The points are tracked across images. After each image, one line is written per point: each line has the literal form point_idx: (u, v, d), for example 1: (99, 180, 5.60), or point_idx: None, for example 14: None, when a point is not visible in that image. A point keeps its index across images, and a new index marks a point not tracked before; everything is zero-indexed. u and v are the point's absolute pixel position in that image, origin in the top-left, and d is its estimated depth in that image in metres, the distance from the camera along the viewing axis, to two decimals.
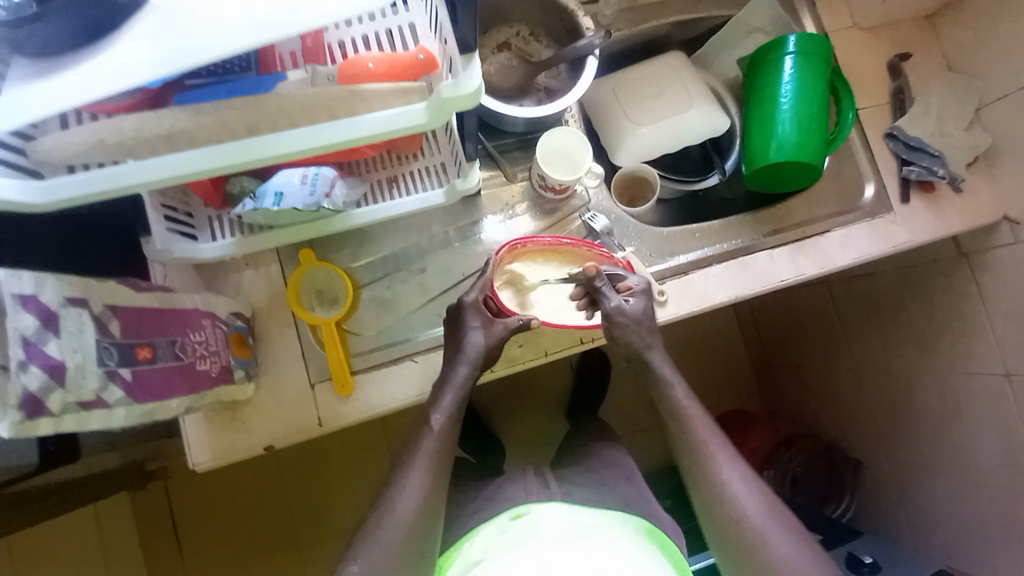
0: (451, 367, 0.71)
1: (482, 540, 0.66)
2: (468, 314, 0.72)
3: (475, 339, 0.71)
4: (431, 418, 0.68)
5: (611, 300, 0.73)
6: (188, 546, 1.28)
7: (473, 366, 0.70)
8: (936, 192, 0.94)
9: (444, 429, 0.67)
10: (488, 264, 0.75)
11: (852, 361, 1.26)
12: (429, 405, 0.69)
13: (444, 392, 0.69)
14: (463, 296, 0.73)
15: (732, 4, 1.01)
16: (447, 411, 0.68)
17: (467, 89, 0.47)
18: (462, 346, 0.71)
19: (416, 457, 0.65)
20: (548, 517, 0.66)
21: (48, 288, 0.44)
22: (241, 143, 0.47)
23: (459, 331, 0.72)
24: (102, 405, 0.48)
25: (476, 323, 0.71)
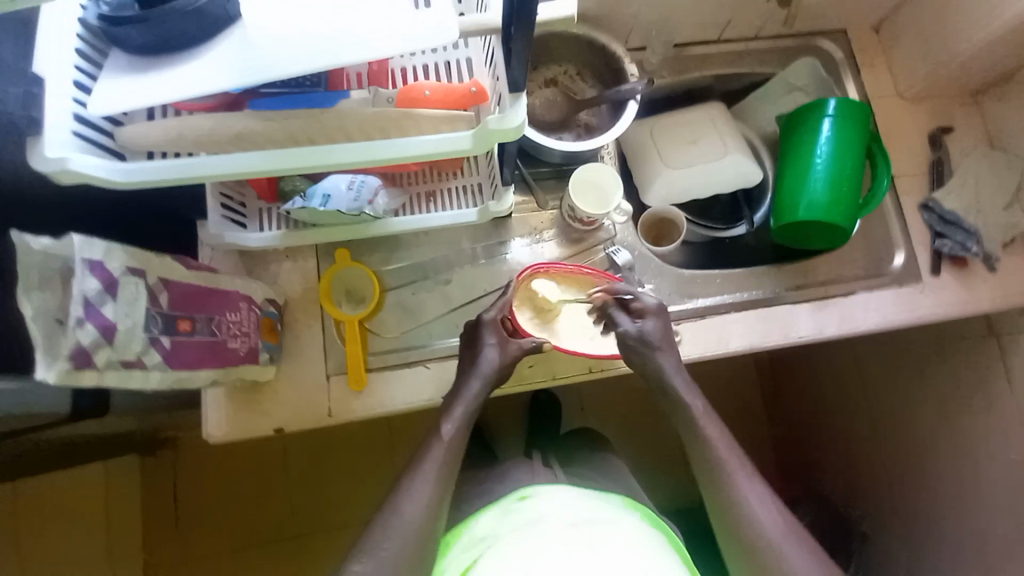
0: (462, 380, 0.73)
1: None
2: (486, 330, 0.75)
3: (489, 356, 0.73)
4: (441, 427, 0.69)
5: (622, 323, 0.76)
6: (185, 519, 1.33)
7: (485, 382, 0.72)
8: (968, 268, 0.93)
9: (452, 441, 0.68)
10: (510, 286, 0.79)
11: (869, 428, 1.22)
12: (440, 416, 0.71)
13: (455, 403, 0.71)
14: (482, 314, 0.76)
15: (776, 63, 1.04)
16: (458, 422, 0.70)
17: (511, 123, 0.51)
18: (477, 360, 0.73)
19: (425, 464, 0.66)
20: (546, 499, 0.69)
21: (114, 257, 0.49)
22: (302, 150, 0.52)
23: (475, 345, 0.74)
24: (141, 366, 0.52)
25: (492, 340, 0.74)
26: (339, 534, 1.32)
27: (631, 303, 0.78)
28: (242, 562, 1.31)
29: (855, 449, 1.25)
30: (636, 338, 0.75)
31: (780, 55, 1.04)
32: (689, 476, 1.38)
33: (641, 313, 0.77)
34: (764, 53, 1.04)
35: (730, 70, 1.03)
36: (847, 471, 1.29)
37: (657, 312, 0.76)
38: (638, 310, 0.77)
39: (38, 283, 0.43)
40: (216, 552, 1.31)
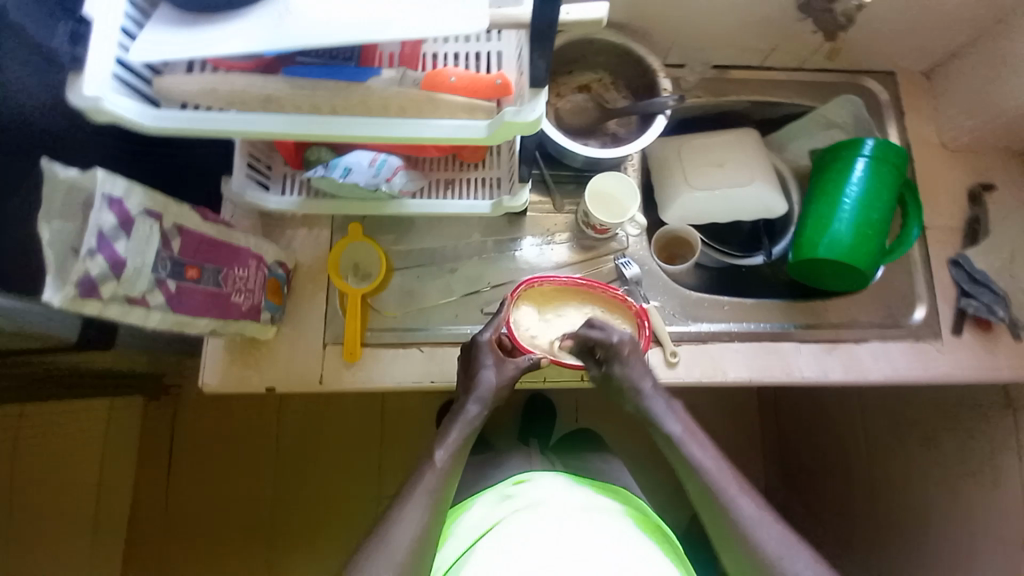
0: (461, 402, 0.72)
1: (484, 504, 0.70)
2: (483, 352, 0.73)
3: (488, 378, 0.72)
4: (434, 453, 0.67)
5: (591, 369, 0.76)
6: (174, 466, 1.36)
7: (484, 406, 0.70)
8: (992, 332, 0.89)
9: (445, 467, 0.66)
10: (503, 304, 0.78)
11: (868, 484, 1.17)
12: (435, 441, 0.68)
13: (451, 426, 0.69)
14: (478, 334, 0.75)
15: (817, 97, 1.02)
16: (451, 449, 0.67)
17: (526, 117, 0.52)
18: (475, 382, 0.72)
19: (416, 490, 0.64)
20: (543, 485, 0.70)
21: (133, 197, 0.52)
22: (322, 120, 0.54)
23: (474, 366, 0.73)
24: (144, 304, 0.55)
25: (490, 361, 0.73)
26: (321, 503, 1.35)
27: (597, 348, 0.75)
28: (223, 517, 1.34)
29: (853, 501, 1.21)
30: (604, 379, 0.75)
31: (822, 90, 1.02)
32: (674, 502, 1.35)
33: (607, 355, 0.74)
34: (807, 85, 1.02)
35: (768, 98, 1.01)
36: (839, 525, 1.24)
37: (626, 355, 0.73)
38: (604, 356, 0.74)
39: (61, 209, 0.47)
40: (201, 502, 1.35)
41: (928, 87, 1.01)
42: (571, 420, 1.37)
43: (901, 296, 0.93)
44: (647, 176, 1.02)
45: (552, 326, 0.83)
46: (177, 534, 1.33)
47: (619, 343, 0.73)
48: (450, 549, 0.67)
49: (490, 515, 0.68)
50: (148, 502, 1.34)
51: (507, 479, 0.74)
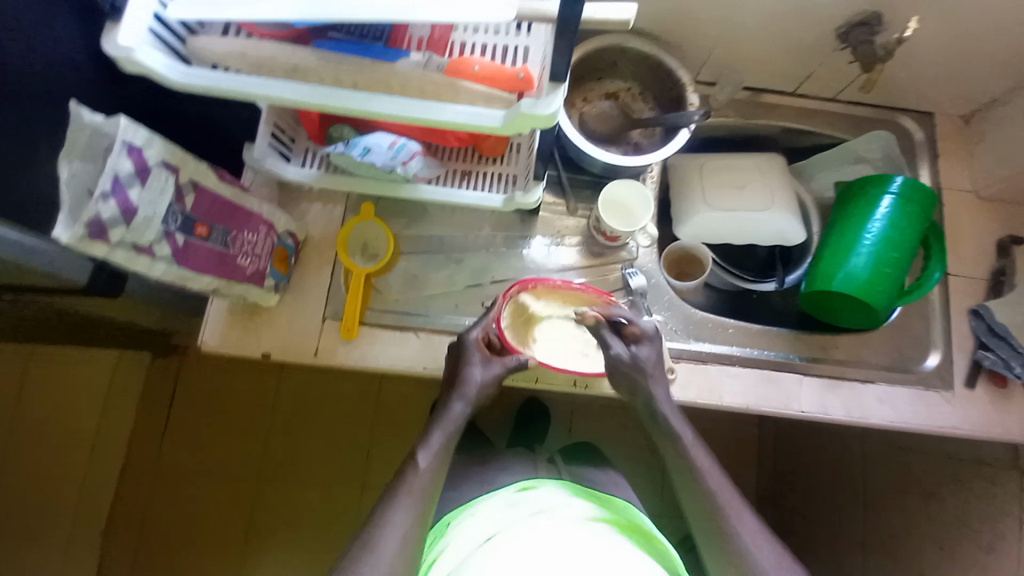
0: (445, 401, 0.73)
1: (488, 505, 0.70)
2: (471, 350, 0.74)
3: (474, 376, 0.73)
4: (418, 456, 0.69)
5: (615, 347, 0.74)
6: (171, 424, 1.38)
7: (467, 404, 0.73)
8: (1005, 389, 0.86)
9: (429, 470, 0.68)
10: (493, 304, 0.78)
11: (862, 536, 1.12)
12: (418, 446, 0.70)
13: (434, 428, 0.71)
14: (466, 333, 0.76)
15: (848, 130, 1.00)
16: (433, 451, 0.69)
17: (542, 111, 0.52)
18: (461, 380, 0.73)
19: (402, 495, 0.65)
20: (551, 496, 0.71)
21: (153, 147, 0.53)
22: (340, 92, 0.54)
23: (460, 367, 0.74)
24: (149, 254, 0.56)
25: (477, 360, 0.74)
26: (306, 479, 1.35)
27: (625, 329, 0.77)
28: (209, 480, 1.35)
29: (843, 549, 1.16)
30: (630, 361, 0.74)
31: (854, 123, 1.00)
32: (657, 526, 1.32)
33: (636, 338, 0.76)
34: (839, 117, 1.00)
35: (798, 126, 1.00)
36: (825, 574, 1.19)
37: (650, 337, 0.76)
38: (630, 336, 0.76)
39: (83, 152, 0.49)
40: (188, 466, 1.36)
41: (965, 133, 0.99)
42: (563, 428, 1.35)
43: (913, 341, 0.90)
44: (665, 190, 1.01)
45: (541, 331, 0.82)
46: (163, 496, 1.35)
47: (647, 326, 0.77)
48: (452, 545, 0.66)
49: (496, 518, 0.67)
50: (137, 462, 1.35)
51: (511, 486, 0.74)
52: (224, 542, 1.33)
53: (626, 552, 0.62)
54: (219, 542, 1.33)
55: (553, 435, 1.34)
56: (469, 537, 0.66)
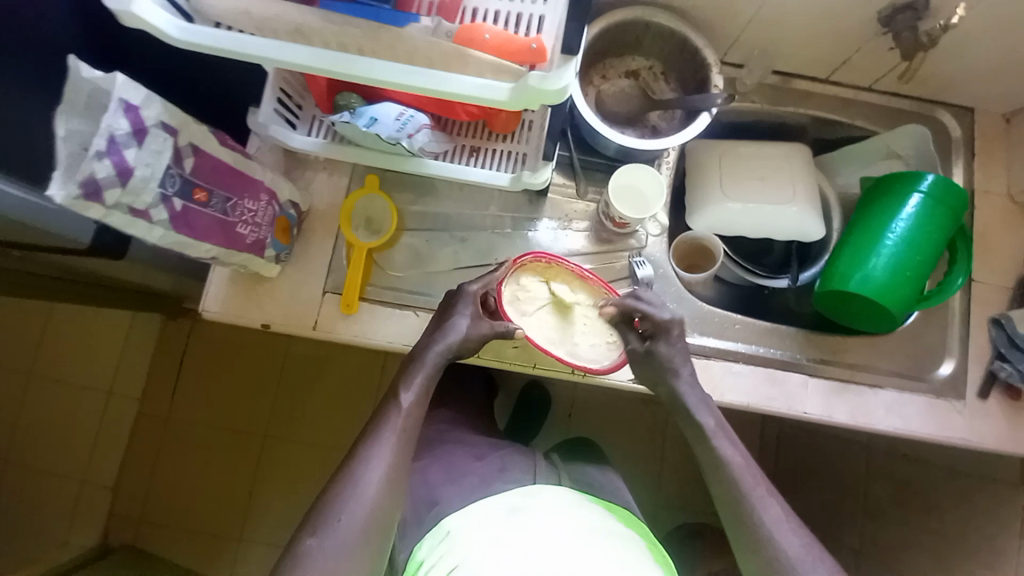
0: (427, 343, 0.72)
1: (489, 509, 0.69)
2: (464, 302, 0.74)
3: (460, 326, 0.72)
4: (401, 395, 0.69)
5: (631, 342, 0.77)
6: (180, 385, 1.40)
7: (445, 350, 0.71)
8: (1020, 402, 0.83)
9: (410, 410, 0.68)
10: (503, 264, 0.78)
11: (857, 542, 1.11)
12: (400, 383, 0.70)
13: (415, 369, 0.71)
14: (465, 285, 0.76)
15: (881, 123, 0.94)
16: (414, 392, 0.69)
17: (553, 85, 0.49)
18: (447, 328, 0.72)
19: (384, 431, 0.66)
20: (553, 502, 0.70)
21: (151, 108, 0.52)
22: (344, 57, 0.52)
23: (448, 313, 0.74)
24: (147, 218, 0.55)
25: (468, 312, 0.73)
26: (308, 447, 1.38)
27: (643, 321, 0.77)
28: (215, 441, 1.38)
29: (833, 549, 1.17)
30: (644, 357, 0.76)
31: (888, 116, 0.95)
32: (649, 515, 1.32)
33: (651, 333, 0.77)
34: (872, 108, 0.95)
35: (827, 116, 0.95)
36: None
37: (674, 335, 0.75)
38: (650, 329, 0.77)
39: (83, 109, 0.49)
40: (195, 424, 1.39)
41: (1005, 132, 0.93)
42: (561, 413, 1.35)
43: (926, 348, 0.87)
44: (681, 177, 0.97)
45: (542, 316, 0.79)
46: (170, 449, 1.38)
47: (669, 321, 0.76)
48: (451, 547, 0.65)
49: (498, 522, 0.66)
50: (148, 415, 1.39)
51: (511, 491, 0.73)
52: (226, 497, 1.36)
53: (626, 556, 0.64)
54: (221, 497, 1.36)
55: (551, 419, 1.35)
56: (470, 540, 0.65)
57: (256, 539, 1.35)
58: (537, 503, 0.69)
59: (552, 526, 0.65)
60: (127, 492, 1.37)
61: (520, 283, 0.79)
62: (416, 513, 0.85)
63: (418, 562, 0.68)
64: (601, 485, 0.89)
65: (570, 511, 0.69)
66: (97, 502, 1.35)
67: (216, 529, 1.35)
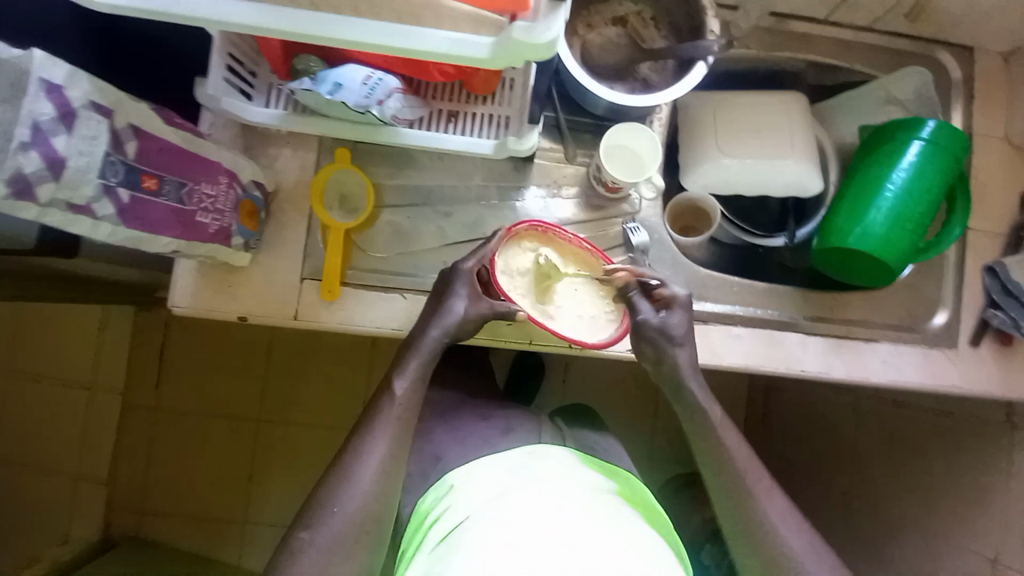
0: (421, 330, 0.69)
1: (493, 465, 0.68)
2: (460, 280, 0.70)
3: (457, 308, 0.69)
4: (394, 383, 0.66)
5: (643, 312, 0.71)
6: (163, 377, 1.35)
7: (444, 333, 0.68)
8: (1010, 347, 0.84)
9: (405, 398, 0.66)
10: (496, 234, 0.72)
11: (846, 487, 1.16)
12: (394, 371, 0.67)
13: (410, 355, 0.68)
14: (460, 262, 0.71)
15: (880, 66, 0.90)
16: (409, 380, 0.66)
17: (540, 37, 0.43)
18: (444, 309, 0.69)
19: (379, 422, 0.64)
20: (555, 464, 0.68)
21: (78, 86, 0.46)
22: (296, 13, 0.45)
23: (445, 293, 0.70)
24: (90, 214, 0.49)
25: (464, 292, 0.69)
26: (303, 430, 1.36)
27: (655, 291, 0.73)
28: (207, 431, 1.35)
29: (821, 491, 1.22)
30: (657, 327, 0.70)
31: (887, 58, 0.90)
32: (646, 472, 1.35)
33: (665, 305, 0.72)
34: (872, 50, 0.89)
35: (826, 61, 0.89)
36: (805, 518, 1.24)
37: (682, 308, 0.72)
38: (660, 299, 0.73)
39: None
40: (185, 413, 1.35)
41: (1008, 71, 0.89)
42: (556, 380, 1.35)
43: (921, 299, 0.87)
44: (673, 133, 0.92)
45: (534, 285, 0.75)
46: (162, 440, 1.34)
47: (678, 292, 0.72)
48: (453, 505, 0.65)
49: (498, 480, 0.65)
50: (134, 408, 1.34)
51: (518, 449, 0.71)
52: (226, 482, 1.35)
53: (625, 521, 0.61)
54: (221, 483, 1.35)
55: (546, 386, 1.34)
56: (470, 499, 0.64)
57: (261, 521, 1.35)
58: (541, 466, 0.67)
59: (551, 487, 0.62)
60: (123, 486, 1.34)
61: (512, 254, 0.75)
62: (421, 468, 0.84)
63: (426, 512, 0.69)
64: (603, 451, 0.89)
65: (573, 475, 0.67)
66: (93, 497, 1.33)
67: (220, 513, 1.35)
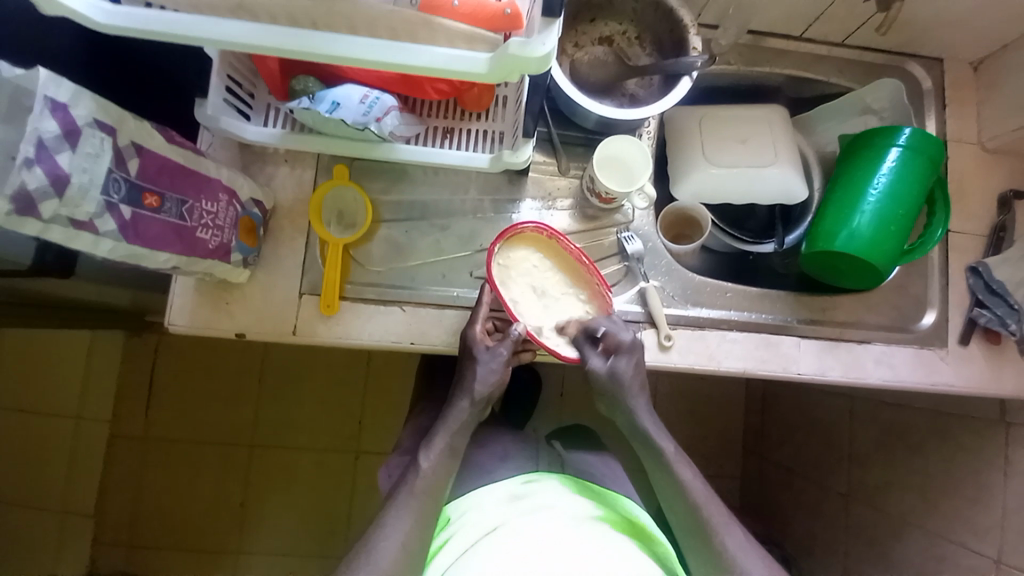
0: (450, 403, 0.72)
1: (489, 494, 0.69)
2: (478, 349, 0.71)
3: (483, 376, 0.70)
4: (420, 457, 0.68)
5: (592, 361, 0.72)
6: (154, 402, 1.32)
7: (472, 403, 0.70)
8: (999, 345, 0.86)
9: (432, 471, 0.66)
10: (506, 229, 0.74)
11: (845, 488, 1.16)
12: (420, 446, 0.69)
13: (438, 432, 0.69)
14: (468, 330, 0.73)
15: (855, 78, 0.94)
16: (436, 452, 0.68)
17: (535, 51, 0.45)
18: (469, 381, 0.71)
19: (403, 496, 0.65)
20: (553, 491, 0.68)
21: (82, 105, 0.47)
22: (298, 32, 0.47)
23: (467, 365, 0.71)
24: (91, 230, 0.49)
25: (491, 361, 0.71)
26: (297, 452, 1.33)
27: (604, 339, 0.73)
28: (198, 456, 1.31)
29: (824, 496, 1.21)
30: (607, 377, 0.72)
31: (861, 70, 0.94)
32: (648, 484, 1.34)
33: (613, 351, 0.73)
34: (847, 64, 0.94)
35: (804, 74, 0.93)
36: (809, 527, 1.24)
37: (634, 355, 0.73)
38: (612, 347, 0.72)
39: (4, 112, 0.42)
40: (177, 441, 1.31)
41: (976, 81, 0.94)
42: (555, 393, 1.34)
43: (910, 300, 0.89)
44: (662, 145, 0.95)
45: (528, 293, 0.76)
46: (151, 469, 1.30)
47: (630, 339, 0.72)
48: (451, 534, 0.66)
49: (494, 510, 0.65)
50: (123, 437, 1.31)
51: (513, 478, 0.71)
52: (219, 511, 1.31)
53: (623, 546, 0.60)
54: (213, 513, 1.31)
55: (545, 399, 1.34)
56: (468, 528, 0.65)
57: (255, 550, 1.30)
58: (537, 497, 0.66)
59: (546, 515, 0.62)
60: (111, 518, 1.29)
61: (514, 255, 0.76)
62: None
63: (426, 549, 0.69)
64: (603, 475, 0.86)
65: (570, 501, 0.66)
66: (80, 532, 1.28)
67: (213, 545, 1.30)
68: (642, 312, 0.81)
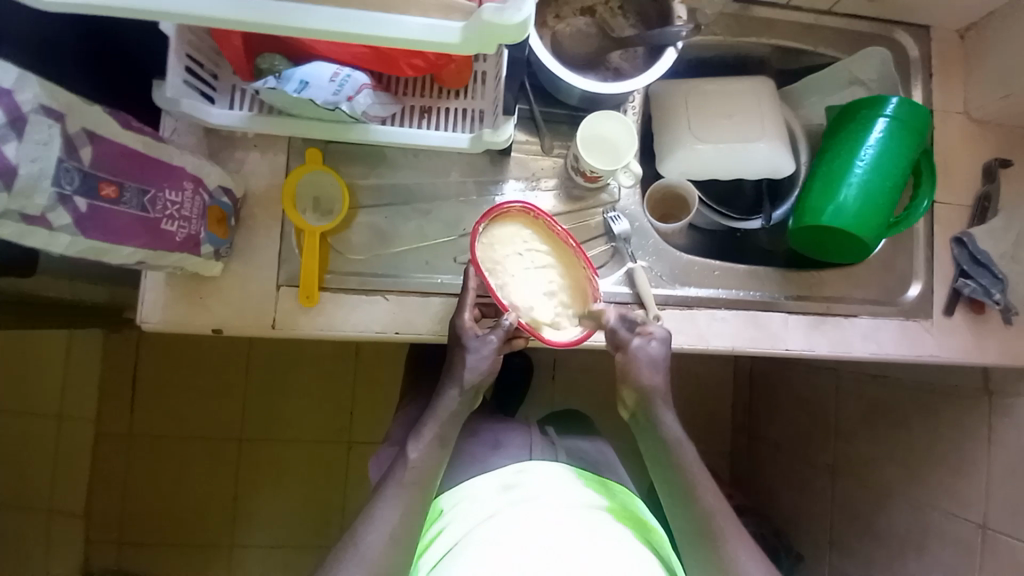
0: (440, 390, 0.70)
1: (481, 485, 0.67)
2: (466, 333, 0.69)
3: (472, 363, 0.68)
4: (408, 449, 0.66)
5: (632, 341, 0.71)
6: (138, 400, 1.29)
7: (461, 391, 0.69)
8: (983, 315, 0.87)
9: (421, 462, 0.65)
10: (492, 209, 0.72)
11: (832, 458, 1.18)
12: (409, 435, 0.68)
13: (428, 420, 0.68)
14: (456, 318, 0.71)
15: (842, 48, 0.92)
16: (425, 443, 0.66)
17: (512, 19, 0.43)
18: (458, 367, 0.69)
19: (393, 489, 0.63)
20: (545, 477, 0.67)
21: (28, 90, 0.43)
22: (256, 4, 0.43)
23: (457, 353, 0.70)
24: (45, 225, 0.46)
25: (481, 347, 0.69)
26: (288, 445, 1.31)
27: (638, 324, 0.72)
28: (188, 452, 1.29)
29: (812, 468, 1.23)
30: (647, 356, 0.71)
31: (848, 40, 0.92)
32: (640, 463, 1.35)
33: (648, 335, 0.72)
34: (834, 34, 0.92)
35: (791, 45, 0.91)
36: (798, 498, 1.26)
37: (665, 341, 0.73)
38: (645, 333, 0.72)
39: None
40: (164, 438, 1.29)
41: (963, 50, 0.93)
42: (544, 376, 1.34)
43: (896, 273, 0.89)
44: (647, 122, 0.93)
45: (516, 267, 0.74)
46: (139, 468, 1.28)
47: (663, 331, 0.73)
48: (445, 525, 0.65)
49: (485, 501, 0.64)
50: (107, 436, 1.28)
51: (506, 467, 0.70)
52: (211, 506, 1.30)
53: (621, 536, 0.60)
54: (206, 509, 1.29)
55: (535, 383, 1.34)
56: (459, 520, 0.64)
57: (251, 544, 1.30)
58: (531, 486, 0.65)
59: (539, 505, 0.61)
60: (101, 517, 1.27)
61: (500, 236, 0.74)
62: None
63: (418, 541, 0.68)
64: (594, 458, 0.86)
65: (563, 489, 0.65)
66: (70, 532, 1.26)
67: (207, 540, 1.29)
68: (631, 293, 0.80)
